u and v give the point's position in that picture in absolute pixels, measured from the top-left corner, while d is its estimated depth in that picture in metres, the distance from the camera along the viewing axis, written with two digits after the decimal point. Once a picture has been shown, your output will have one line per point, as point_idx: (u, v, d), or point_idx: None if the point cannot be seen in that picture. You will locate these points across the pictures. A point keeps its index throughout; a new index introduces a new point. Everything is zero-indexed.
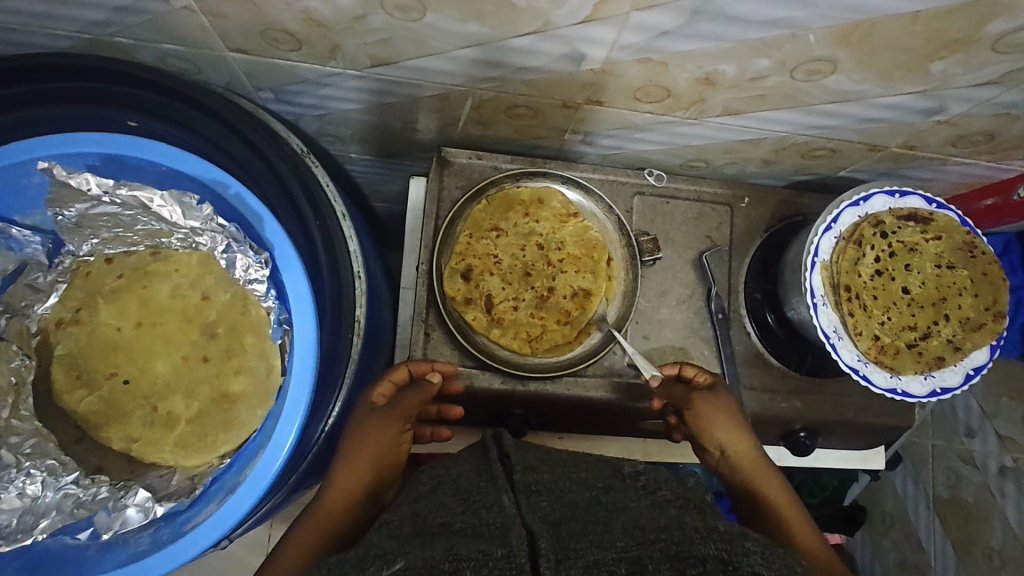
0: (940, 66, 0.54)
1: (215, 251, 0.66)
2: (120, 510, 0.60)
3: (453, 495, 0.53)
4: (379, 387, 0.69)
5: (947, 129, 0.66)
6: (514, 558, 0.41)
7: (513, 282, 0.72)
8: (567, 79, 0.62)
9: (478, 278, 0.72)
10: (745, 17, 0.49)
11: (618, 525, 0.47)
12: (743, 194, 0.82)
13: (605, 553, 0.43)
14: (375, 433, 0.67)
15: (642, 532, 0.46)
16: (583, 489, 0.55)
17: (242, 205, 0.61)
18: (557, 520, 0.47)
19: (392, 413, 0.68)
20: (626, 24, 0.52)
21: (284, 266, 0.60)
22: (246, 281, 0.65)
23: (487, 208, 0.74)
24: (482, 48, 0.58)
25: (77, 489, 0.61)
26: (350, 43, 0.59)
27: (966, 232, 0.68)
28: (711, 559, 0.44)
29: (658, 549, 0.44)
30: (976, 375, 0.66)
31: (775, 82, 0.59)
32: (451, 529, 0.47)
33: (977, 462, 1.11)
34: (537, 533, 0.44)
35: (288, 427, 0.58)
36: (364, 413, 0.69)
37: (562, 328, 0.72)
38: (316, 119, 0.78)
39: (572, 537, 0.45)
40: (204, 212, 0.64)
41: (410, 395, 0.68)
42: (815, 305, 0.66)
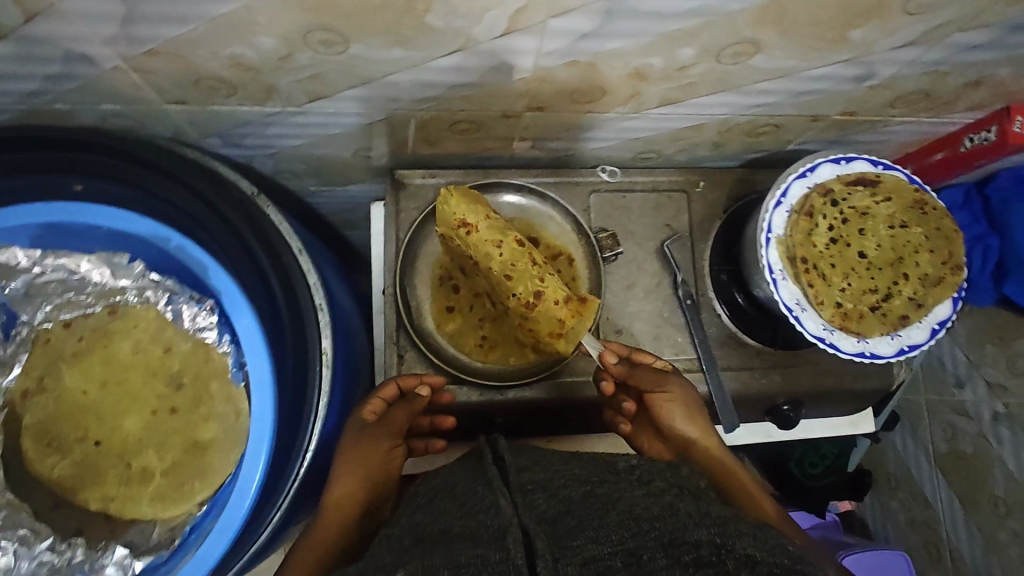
0: (859, 34, 0.55)
1: (160, 305, 0.67)
2: (98, 570, 0.63)
3: (450, 504, 0.53)
4: (369, 405, 0.69)
5: (882, 93, 0.67)
6: (511, 559, 0.43)
7: (497, 286, 0.70)
8: (502, 90, 0.63)
9: (471, 276, 0.73)
10: (658, 12, 0.50)
11: (615, 515, 0.48)
12: (698, 179, 0.82)
13: (601, 548, 0.44)
14: (367, 452, 0.67)
15: (637, 522, 0.47)
16: (581, 484, 0.53)
17: (187, 255, 0.61)
18: (554, 517, 0.47)
19: (383, 430, 0.68)
20: (546, 31, 0.52)
21: (233, 311, 0.60)
22: (195, 329, 0.66)
23: (453, 200, 0.68)
24: (411, 71, 0.58)
25: (52, 555, 0.63)
26: (283, 82, 0.59)
27: (915, 190, 0.69)
28: (704, 544, 0.45)
29: (652, 538, 0.46)
30: (941, 329, 0.67)
31: (704, 69, 0.60)
32: (452, 535, 0.48)
33: (971, 412, 1.12)
34: (532, 534, 0.45)
35: (255, 464, 0.58)
36: (352, 432, 0.69)
37: (554, 340, 0.68)
38: (267, 159, 0.78)
39: (569, 533, 0.46)
40: (135, 270, 0.66)
41: (400, 412, 0.68)
42: (775, 280, 0.66)
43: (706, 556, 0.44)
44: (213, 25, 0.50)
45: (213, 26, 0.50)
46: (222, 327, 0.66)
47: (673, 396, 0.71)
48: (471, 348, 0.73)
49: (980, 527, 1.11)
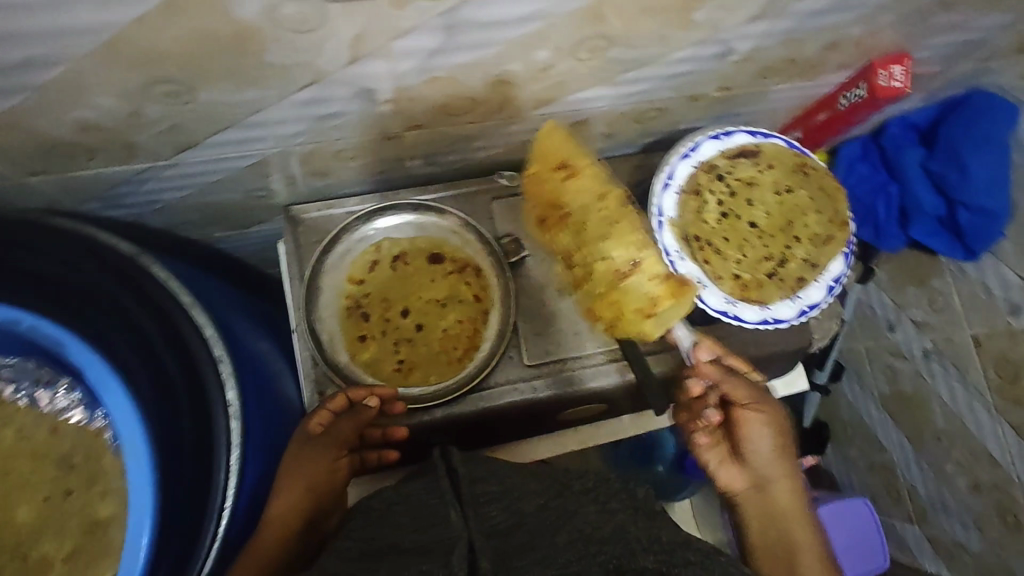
0: (704, 14, 0.56)
1: (13, 394, 0.65)
2: None
3: (403, 516, 0.52)
4: (315, 416, 0.67)
5: (748, 66, 0.69)
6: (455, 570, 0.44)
7: (585, 245, 0.62)
8: (372, 114, 0.62)
9: (550, 232, 0.65)
10: (497, 19, 0.50)
11: (564, 536, 0.49)
12: (598, 171, 0.83)
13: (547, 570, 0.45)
14: (311, 465, 0.66)
15: (586, 544, 0.48)
16: (534, 497, 0.54)
17: (41, 334, 0.59)
18: (502, 532, 0.48)
19: (328, 443, 0.67)
20: (394, 53, 0.52)
21: (99, 383, 0.57)
22: (55, 411, 0.65)
23: (554, 138, 0.65)
24: (272, 109, 0.57)
25: None
26: (143, 137, 0.58)
27: (795, 154, 0.71)
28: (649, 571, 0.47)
29: (598, 561, 0.47)
30: (839, 286, 0.69)
31: (566, 67, 0.60)
32: (400, 548, 0.47)
33: (905, 353, 1.15)
34: (479, 550, 0.45)
35: (140, 529, 0.56)
36: (297, 445, 0.67)
37: (638, 318, 0.61)
38: (157, 214, 0.76)
39: (519, 550, 0.47)
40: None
41: (345, 424, 0.66)
42: (673, 261, 0.66)
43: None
44: (44, 92, 0.48)
45: (45, 94, 0.49)
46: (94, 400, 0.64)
47: (765, 413, 0.70)
48: (388, 374, 0.72)
49: (930, 462, 1.14)
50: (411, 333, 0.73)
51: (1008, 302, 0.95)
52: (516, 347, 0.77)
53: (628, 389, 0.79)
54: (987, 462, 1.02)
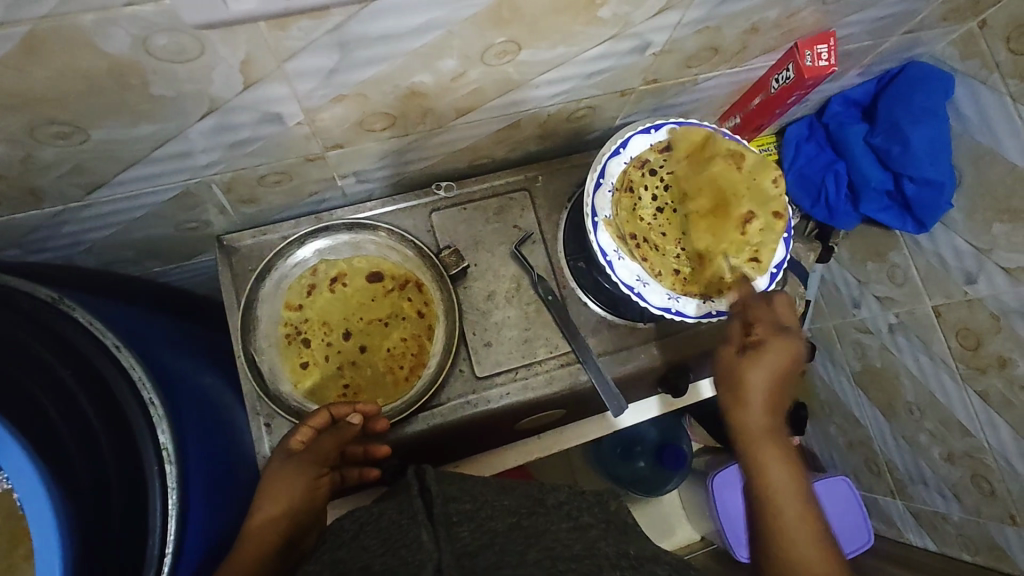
0: (608, 10, 0.55)
1: None
2: None
3: (374, 540, 0.49)
4: (298, 431, 0.64)
5: (669, 57, 0.68)
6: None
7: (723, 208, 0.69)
8: (286, 138, 0.61)
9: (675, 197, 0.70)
10: (391, 32, 0.49)
11: (534, 554, 0.45)
12: (537, 173, 0.82)
13: None
14: (293, 479, 0.64)
15: (554, 562, 0.45)
16: (506, 516, 0.51)
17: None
18: (471, 552, 0.45)
19: (311, 458, 0.64)
20: (289, 75, 0.50)
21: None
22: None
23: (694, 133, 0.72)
24: (175, 140, 0.55)
25: None
26: (45, 181, 0.56)
27: (727, 143, 0.71)
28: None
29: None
30: (780, 271, 0.69)
31: (479, 73, 0.59)
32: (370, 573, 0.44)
33: (872, 328, 1.15)
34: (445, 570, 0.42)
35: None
36: (279, 460, 0.65)
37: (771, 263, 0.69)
38: (87, 254, 0.74)
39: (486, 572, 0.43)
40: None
41: (328, 440, 0.64)
42: (610, 262, 0.67)
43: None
44: None
45: None
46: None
47: (764, 361, 0.62)
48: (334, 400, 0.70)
49: (905, 436, 1.14)
50: (355, 356, 0.72)
51: (962, 271, 0.94)
52: (465, 359, 0.75)
53: (585, 392, 0.77)
54: (958, 431, 1.02)
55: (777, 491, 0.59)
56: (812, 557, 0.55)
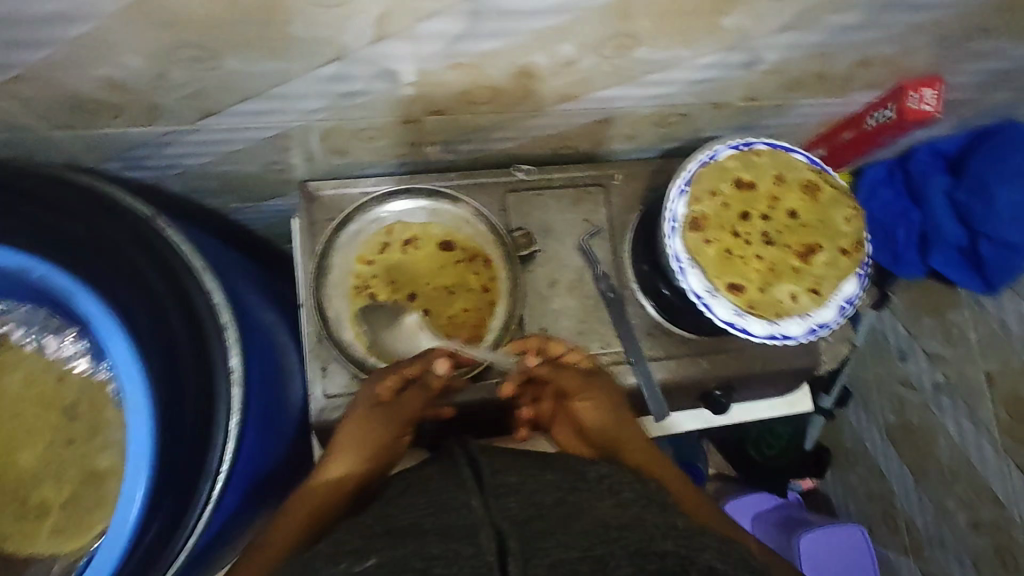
0: (733, 20, 0.56)
1: (21, 336, 0.61)
2: None
3: (421, 497, 0.51)
4: (386, 380, 0.66)
5: (775, 76, 0.68)
6: (482, 555, 0.43)
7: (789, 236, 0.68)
8: (396, 94, 0.62)
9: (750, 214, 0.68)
10: (524, 10, 0.50)
11: (587, 522, 0.48)
12: (615, 172, 0.83)
13: (570, 553, 0.44)
14: (377, 428, 0.66)
15: (607, 530, 0.47)
16: (550, 489, 0.51)
17: (50, 285, 0.57)
18: (523, 518, 0.46)
19: (397, 410, 0.66)
20: (419, 34, 0.52)
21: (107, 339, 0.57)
22: (66, 359, 0.60)
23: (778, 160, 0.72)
24: (297, 81, 0.57)
25: None
26: (167, 100, 0.58)
27: (813, 171, 0.70)
28: (671, 554, 0.45)
29: (619, 546, 0.45)
30: (849, 307, 0.67)
31: (591, 63, 0.60)
32: (421, 530, 0.46)
33: (915, 383, 1.13)
34: (504, 532, 0.45)
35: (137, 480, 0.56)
36: (366, 408, 0.66)
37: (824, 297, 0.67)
38: (177, 179, 0.77)
39: (539, 534, 0.45)
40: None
41: (415, 395, 0.67)
42: (682, 269, 0.65)
43: (671, 567, 0.44)
44: (73, 48, 0.49)
45: (76, 49, 0.50)
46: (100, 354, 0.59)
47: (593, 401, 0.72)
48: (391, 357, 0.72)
49: (931, 497, 1.12)
50: (415, 319, 0.73)
51: None
52: (520, 341, 0.77)
53: (629, 394, 0.78)
54: (990, 500, 1.01)
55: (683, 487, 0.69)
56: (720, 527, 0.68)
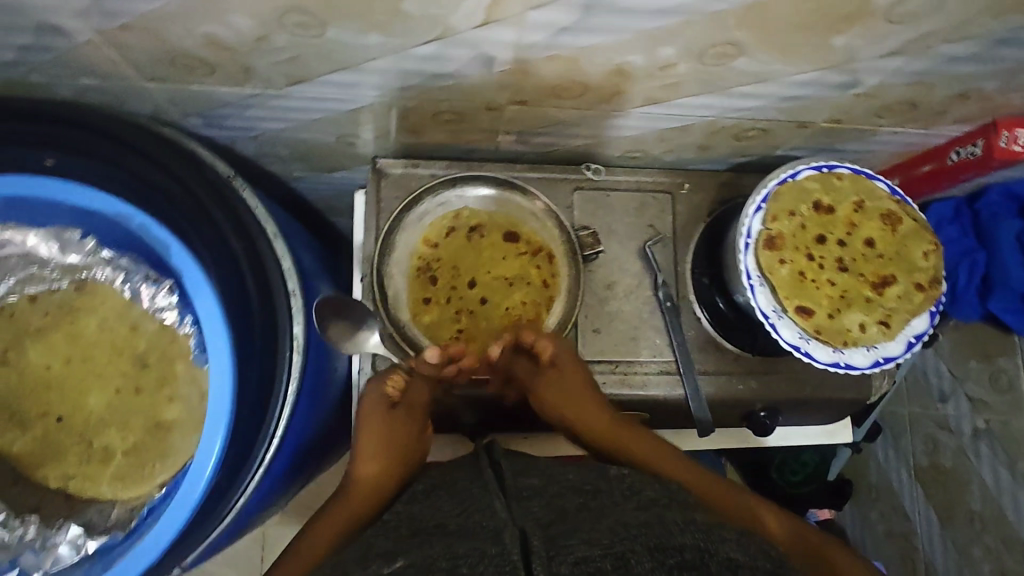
0: (843, 40, 0.54)
1: (115, 282, 0.60)
2: (51, 548, 0.57)
3: (449, 502, 0.53)
4: (390, 380, 0.70)
5: (868, 101, 0.66)
6: (508, 555, 0.43)
7: (863, 265, 0.67)
8: (485, 80, 0.62)
9: (826, 240, 0.67)
10: (637, 8, 0.49)
11: (607, 522, 0.47)
12: (684, 180, 0.82)
13: (594, 548, 0.43)
14: (399, 427, 0.71)
15: (624, 527, 0.46)
16: (573, 496, 0.51)
17: (150, 236, 0.56)
18: (546, 521, 0.47)
19: (410, 410, 0.71)
20: (526, 23, 0.51)
21: (193, 290, 0.56)
22: (154, 310, 0.60)
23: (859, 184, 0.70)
24: (393, 58, 0.57)
25: (4, 532, 0.57)
26: (261, 63, 0.58)
27: (895, 201, 0.68)
28: (689, 548, 0.44)
29: (640, 543, 0.44)
30: (918, 343, 0.66)
31: (687, 69, 0.59)
32: (447, 531, 0.48)
33: (952, 426, 1.11)
34: (529, 532, 0.45)
35: (214, 433, 0.55)
36: (380, 411, 0.70)
37: (895, 329, 0.66)
38: (250, 142, 0.78)
39: (563, 532, 0.45)
40: (88, 246, 0.59)
41: (418, 389, 0.71)
42: (752, 287, 0.65)
43: (689, 560, 0.43)
44: (186, 2, 0.50)
45: (187, 4, 0.50)
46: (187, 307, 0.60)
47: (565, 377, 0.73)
48: (446, 341, 0.73)
49: (956, 543, 1.10)
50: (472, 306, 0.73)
51: None
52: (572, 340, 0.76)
53: (675, 406, 0.78)
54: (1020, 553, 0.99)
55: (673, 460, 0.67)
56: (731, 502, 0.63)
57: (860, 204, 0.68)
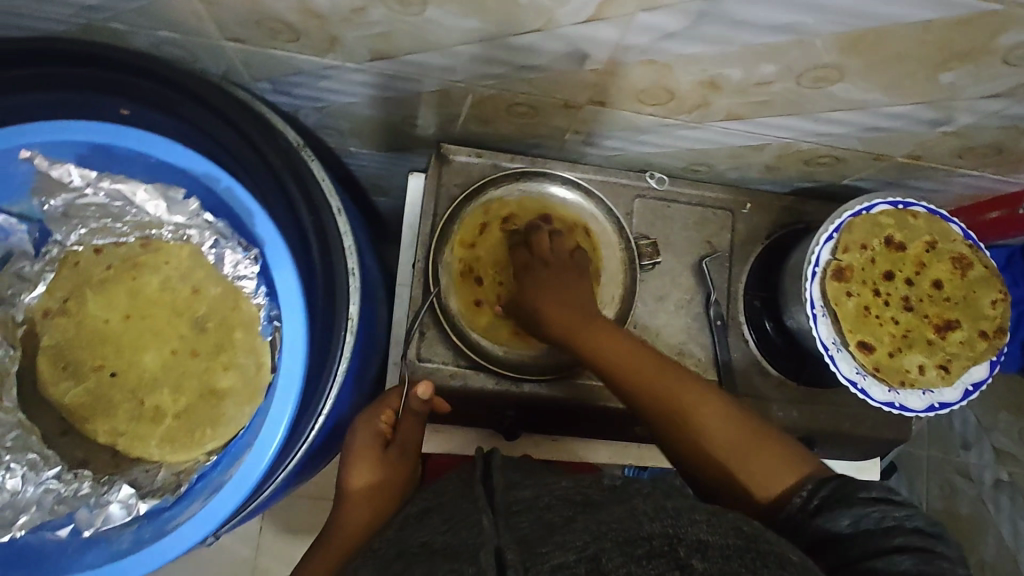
0: (951, 76, 0.53)
1: (204, 246, 0.61)
2: (102, 506, 0.55)
3: (438, 518, 0.50)
4: (381, 415, 0.66)
5: (954, 141, 0.65)
6: (483, 573, 0.39)
7: (927, 305, 0.66)
8: (570, 77, 0.61)
9: (893, 277, 0.66)
10: (751, 21, 0.48)
11: (582, 522, 0.43)
12: (746, 200, 0.81)
13: (568, 554, 0.39)
14: (390, 469, 0.65)
15: (596, 526, 0.41)
16: (564, 507, 0.47)
17: (236, 202, 0.55)
18: (529, 535, 0.43)
19: (402, 451, 0.66)
20: (631, 24, 0.50)
21: (274, 264, 0.55)
22: (235, 278, 0.60)
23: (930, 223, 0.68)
24: (485, 44, 0.56)
25: (59, 484, 0.56)
26: (349, 35, 0.57)
27: (969, 245, 0.67)
28: (658, 536, 0.40)
29: (609, 539, 0.40)
30: (974, 392, 0.65)
31: (781, 88, 0.58)
32: (432, 551, 0.45)
33: (972, 474, 1.08)
34: (505, 546, 0.41)
35: (282, 414, 0.53)
36: (371, 451, 0.65)
37: (954, 373, 0.65)
38: (314, 112, 0.76)
39: (540, 539, 0.42)
40: (191, 208, 0.59)
41: (412, 426, 0.66)
42: (814, 315, 0.65)
43: (658, 549, 0.39)
44: None
45: None
46: (263, 280, 0.59)
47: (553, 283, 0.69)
48: (496, 337, 0.73)
49: None
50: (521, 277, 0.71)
51: None
52: None
53: None
54: None
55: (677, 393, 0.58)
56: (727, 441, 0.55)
57: (930, 244, 0.67)
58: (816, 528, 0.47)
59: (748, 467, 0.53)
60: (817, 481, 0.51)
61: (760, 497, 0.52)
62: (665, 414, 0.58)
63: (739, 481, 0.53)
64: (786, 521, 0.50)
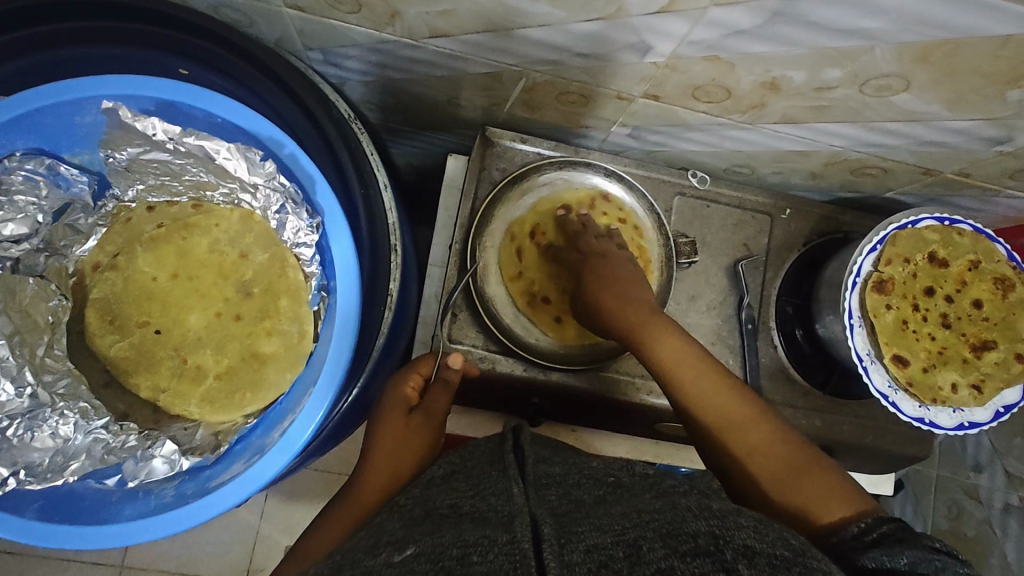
0: (1019, 94, 0.52)
1: (268, 212, 0.63)
2: (147, 459, 0.57)
3: (465, 483, 0.49)
4: (409, 381, 0.67)
5: (1007, 161, 0.64)
6: (517, 543, 0.38)
7: (964, 325, 0.66)
8: (629, 68, 0.60)
9: (935, 296, 0.65)
10: (826, 24, 0.47)
11: (620, 508, 0.43)
12: (785, 205, 0.80)
13: (604, 536, 0.40)
14: (411, 435, 0.63)
15: (637, 514, 0.42)
16: (593, 486, 0.48)
17: (297, 167, 0.56)
18: (563, 511, 0.43)
19: (427, 417, 0.64)
20: (701, 19, 0.49)
21: (333, 237, 0.55)
22: (293, 243, 0.62)
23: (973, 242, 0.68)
24: (549, 29, 0.56)
25: (107, 435, 0.58)
26: (412, 11, 0.56)
27: (1011, 267, 0.67)
28: (704, 535, 0.39)
29: (651, 528, 0.40)
30: (1006, 413, 0.65)
31: (842, 95, 0.57)
32: (460, 514, 0.44)
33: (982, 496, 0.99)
34: (540, 518, 0.41)
35: (329, 388, 0.54)
36: (396, 414, 0.64)
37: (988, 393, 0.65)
38: (359, 86, 0.76)
39: (573, 520, 0.41)
40: (267, 169, 0.58)
41: (438, 392, 0.65)
42: (851, 326, 0.64)
43: (704, 546, 0.39)
44: None
45: None
46: (319, 252, 0.61)
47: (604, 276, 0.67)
48: (553, 325, 0.73)
49: None
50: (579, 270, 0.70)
51: None
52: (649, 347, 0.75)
53: None
54: None
55: (722, 408, 0.58)
56: (775, 465, 0.56)
57: (972, 263, 0.67)
58: (867, 563, 0.47)
59: (799, 493, 0.54)
60: (881, 521, 0.50)
61: (811, 521, 0.53)
62: (717, 426, 0.58)
63: (795, 509, 0.54)
64: (836, 546, 0.50)
